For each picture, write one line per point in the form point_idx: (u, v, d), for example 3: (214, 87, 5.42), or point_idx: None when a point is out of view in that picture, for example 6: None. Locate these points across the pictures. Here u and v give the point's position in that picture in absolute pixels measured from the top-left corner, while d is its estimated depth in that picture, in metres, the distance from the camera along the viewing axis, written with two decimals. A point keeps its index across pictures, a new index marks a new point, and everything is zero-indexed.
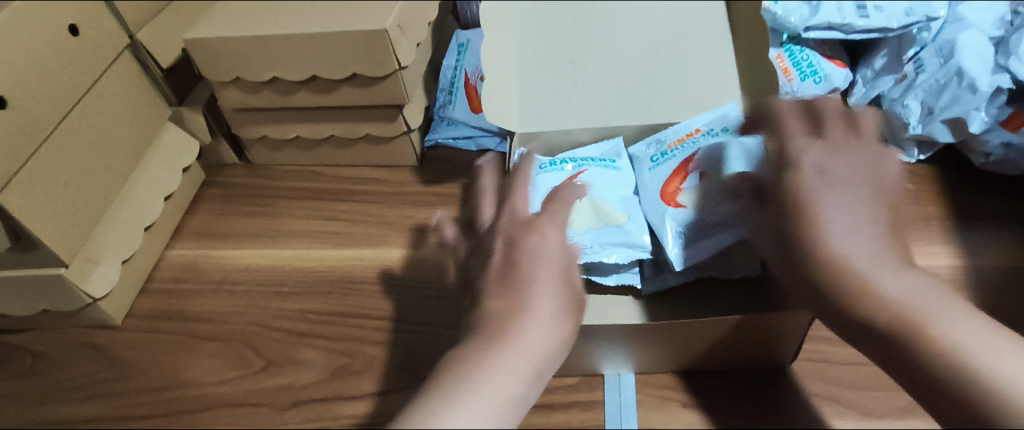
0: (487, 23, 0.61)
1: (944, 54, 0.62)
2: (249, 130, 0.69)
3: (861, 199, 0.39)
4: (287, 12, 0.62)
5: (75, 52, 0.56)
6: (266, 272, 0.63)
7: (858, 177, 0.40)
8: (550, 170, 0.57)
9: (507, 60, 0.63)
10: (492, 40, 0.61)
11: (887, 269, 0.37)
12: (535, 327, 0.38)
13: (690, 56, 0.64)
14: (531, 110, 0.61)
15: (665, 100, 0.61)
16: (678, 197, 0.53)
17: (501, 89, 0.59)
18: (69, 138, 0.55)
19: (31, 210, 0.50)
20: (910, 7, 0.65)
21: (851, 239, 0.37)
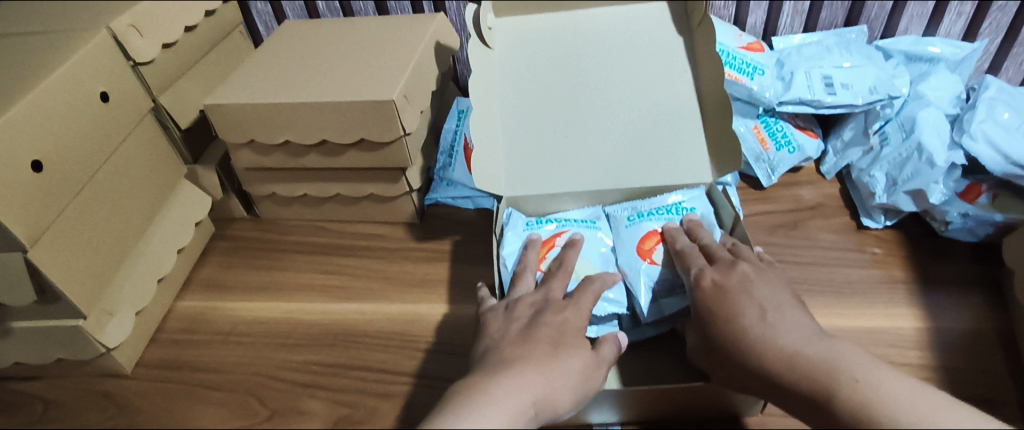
0: (477, 93, 0.63)
1: (906, 129, 0.67)
2: (260, 188, 0.74)
3: (780, 295, 0.47)
4: (301, 81, 0.67)
5: (108, 117, 0.60)
6: (272, 324, 0.66)
7: (776, 279, 0.49)
8: (536, 228, 0.61)
9: (494, 131, 0.65)
10: (480, 110, 0.63)
11: (813, 344, 0.43)
12: (540, 371, 0.44)
13: (664, 121, 0.66)
14: (519, 173, 0.65)
15: (644, 163, 0.66)
16: (653, 254, 0.58)
17: (490, 160, 0.64)
18: (96, 196, 0.58)
19: (56, 265, 0.53)
20: (875, 84, 0.70)
21: (777, 324, 0.45)
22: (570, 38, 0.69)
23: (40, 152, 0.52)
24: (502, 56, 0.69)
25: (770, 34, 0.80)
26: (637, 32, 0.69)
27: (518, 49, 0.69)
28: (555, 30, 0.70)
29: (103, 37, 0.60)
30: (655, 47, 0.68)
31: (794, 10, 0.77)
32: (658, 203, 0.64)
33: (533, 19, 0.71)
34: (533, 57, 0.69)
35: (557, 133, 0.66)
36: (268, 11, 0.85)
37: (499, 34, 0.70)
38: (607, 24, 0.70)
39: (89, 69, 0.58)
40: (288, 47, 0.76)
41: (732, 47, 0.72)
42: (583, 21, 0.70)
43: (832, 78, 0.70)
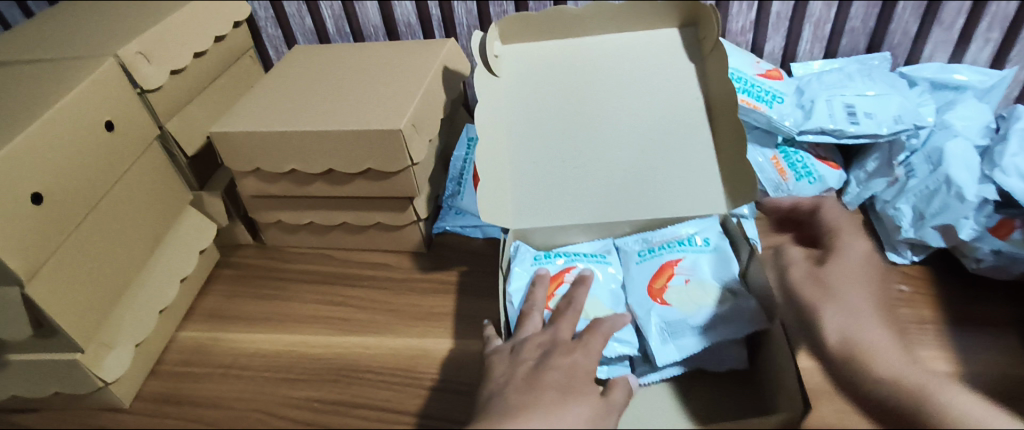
0: (482, 121, 0.62)
1: (933, 161, 0.65)
2: (266, 215, 0.73)
3: (865, 310, 0.54)
4: (309, 109, 0.66)
5: (112, 146, 0.59)
6: (274, 357, 0.64)
7: (860, 303, 0.55)
8: (544, 262, 0.59)
9: (501, 164, 0.64)
10: (488, 142, 0.62)
11: (902, 359, 0.50)
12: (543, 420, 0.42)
13: (676, 150, 0.64)
14: (528, 205, 0.64)
15: (656, 194, 0.63)
16: (664, 294, 0.56)
17: (497, 194, 0.62)
18: (98, 226, 0.57)
19: (54, 299, 0.51)
20: (900, 114, 0.67)
21: (872, 331, 0.52)
22: (581, 66, 0.67)
23: (41, 184, 0.51)
24: (512, 85, 0.67)
25: (789, 60, 0.78)
26: (648, 59, 0.67)
27: (527, 77, 0.68)
28: (567, 59, 0.68)
29: (110, 65, 0.59)
30: (667, 74, 0.66)
31: (814, 37, 0.75)
32: (671, 236, 0.61)
33: (544, 46, 0.69)
34: (543, 86, 0.67)
35: (567, 163, 0.64)
36: (279, 36, 0.84)
37: (506, 63, 0.68)
38: (618, 51, 0.67)
39: (94, 98, 0.57)
40: (298, 73, 0.75)
41: (749, 74, 0.70)
42: (593, 47, 0.68)
43: (854, 108, 0.68)
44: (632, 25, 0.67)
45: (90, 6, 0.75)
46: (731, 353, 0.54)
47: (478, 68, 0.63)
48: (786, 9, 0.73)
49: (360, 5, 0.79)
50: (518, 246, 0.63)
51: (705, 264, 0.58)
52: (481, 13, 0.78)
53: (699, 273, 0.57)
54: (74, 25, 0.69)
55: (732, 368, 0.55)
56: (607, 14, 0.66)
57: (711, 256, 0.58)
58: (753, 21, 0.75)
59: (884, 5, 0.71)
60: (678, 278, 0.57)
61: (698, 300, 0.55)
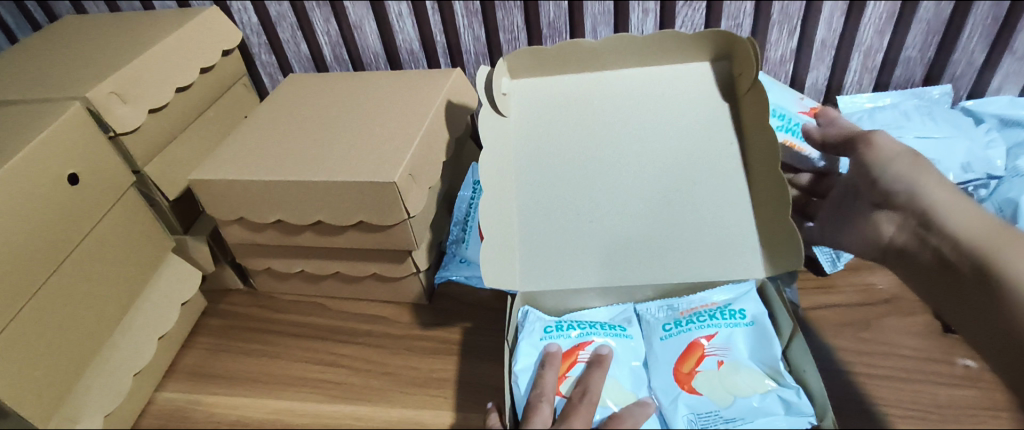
0: (488, 168, 0.55)
1: (1004, 217, 0.57)
2: (254, 262, 0.67)
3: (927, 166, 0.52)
4: (297, 152, 0.60)
5: (77, 200, 0.54)
6: (257, 427, 0.59)
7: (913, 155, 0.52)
8: (556, 335, 0.54)
9: (506, 216, 0.57)
10: (492, 193, 0.55)
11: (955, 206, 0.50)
12: None
13: (705, 203, 0.56)
14: (538, 264, 0.57)
15: (684, 252, 0.56)
16: (692, 380, 0.49)
17: (502, 252, 0.55)
18: (60, 289, 0.52)
19: (3, 380, 0.46)
20: (969, 160, 0.61)
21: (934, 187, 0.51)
22: (598, 104, 0.60)
23: None
24: (524, 126, 0.60)
25: (834, 92, 0.70)
26: (676, 97, 0.59)
27: (540, 117, 0.61)
28: (582, 95, 0.61)
29: (75, 110, 0.54)
30: (696, 115, 0.58)
31: (863, 67, 0.67)
32: (700, 305, 0.54)
33: (557, 81, 0.62)
34: (556, 126, 0.60)
35: (581, 215, 0.58)
36: (273, 62, 0.78)
37: (517, 101, 0.61)
38: (641, 88, 0.60)
39: (56, 149, 0.52)
40: (290, 107, 0.69)
41: (787, 113, 0.64)
42: (613, 83, 0.61)
43: (918, 153, 0.61)
44: (656, 59, 0.60)
45: (70, 36, 0.69)
46: None
47: (483, 110, 0.56)
48: (832, 37, 0.65)
49: (358, 31, 0.73)
50: (526, 311, 0.57)
51: (738, 341, 0.51)
52: (490, 40, 0.71)
53: (734, 353, 0.50)
54: (49, 60, 0.64)
55: None
56: (628, 46, 0.59)
57: (747, 332, 0.51)
58: (794, 50, 0.66)
59: (945, 33, 0.62)
60: (708, 362, 0.50)
61: (734, 389, 0.48)
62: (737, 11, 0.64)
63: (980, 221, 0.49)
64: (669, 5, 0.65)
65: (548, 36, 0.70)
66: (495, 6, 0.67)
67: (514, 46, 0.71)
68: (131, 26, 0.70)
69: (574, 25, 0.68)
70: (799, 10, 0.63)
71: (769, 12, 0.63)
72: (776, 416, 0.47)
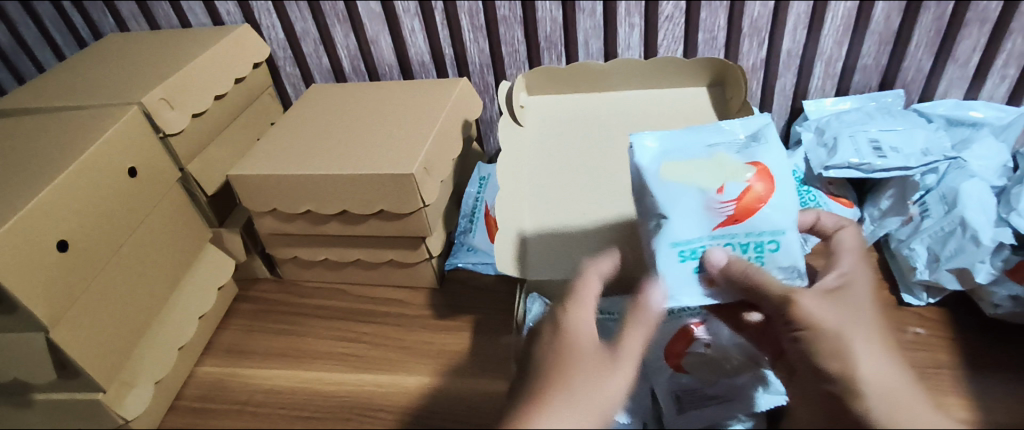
0: (507, 150, 0.64)
1: (948, 202, 0.64)
2: (282, 251, 0.74)
3: (864, 328, 0.47)
4: (323, 151, 0.68)
5: (133, 192, 0.61)
6: (289, 395, 0.66)
7: (864, 317, 0.47)
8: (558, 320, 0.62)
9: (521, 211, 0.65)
10: (507, 177, 0.63)
11: (870, 358, 0.45)
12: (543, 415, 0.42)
13: None
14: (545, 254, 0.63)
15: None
16: (681, 361, 0.56)
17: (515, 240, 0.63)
18: (120, 269, 0.60)
19: (78, 342, 0.54)
20: (927, 147, 0.67)
21: (865, 355, 0.45)
22: (604, 117, 0.69)
23: (65, 231, 0.53)
24: (536, 132, 0.69)
25: (800, 97, 0.78)
26: (673, 112, 0.67)
27: (551, 125, 0.69)
28: (589, 110, 0.70)
29: (133, 113, 0.62)
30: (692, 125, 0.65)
31: (826, 74, 0.75)
32: None
33: (567, 98, 0.71)
34: (566, 132, 0.69)
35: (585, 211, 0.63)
36: (297, 74, 0.86)
37: (531, 112, 0.71)
38: (643, 106, 0.69)
39: (118, 147, 0.60)
40: (315, 113, 0.77)
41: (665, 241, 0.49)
42: (619, 101, 0.70)
43: (880, 143, 0.68)
44: (659, 82, 0.69)
45: (117, 51, 0.78)
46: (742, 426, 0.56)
47: (501, 119, 0.65)
48: (797, 48, 0.73)
49: (375, 45, 0.81)
50: (535, 298, 0.64)
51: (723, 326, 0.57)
52: (493, 53, 0.79)
53: (720, 337, 0.57)
54: (102, 72, 0.72)
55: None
56: (633, 70, 0.68)
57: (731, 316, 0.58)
58: (764, 59, 0.75)
59: (895, 43, 0.71)
60: (697, 344, 0.57)
61: (716, 371, 0.56)
62: (712, 24, 0.72)
63: (907, 399, 0.44)
64: (652, 20, 0.73)
65: (545, 49, 0.78)
66: (498, 22, 0.76)
67: (515, 58, 0.79)
68: (171, 41, 0.78)
69: (569, 39, 0.76)
70: (767, 23, 0.71)
71: (740, 25, 0.72)
72: (754, 395, 0.55)
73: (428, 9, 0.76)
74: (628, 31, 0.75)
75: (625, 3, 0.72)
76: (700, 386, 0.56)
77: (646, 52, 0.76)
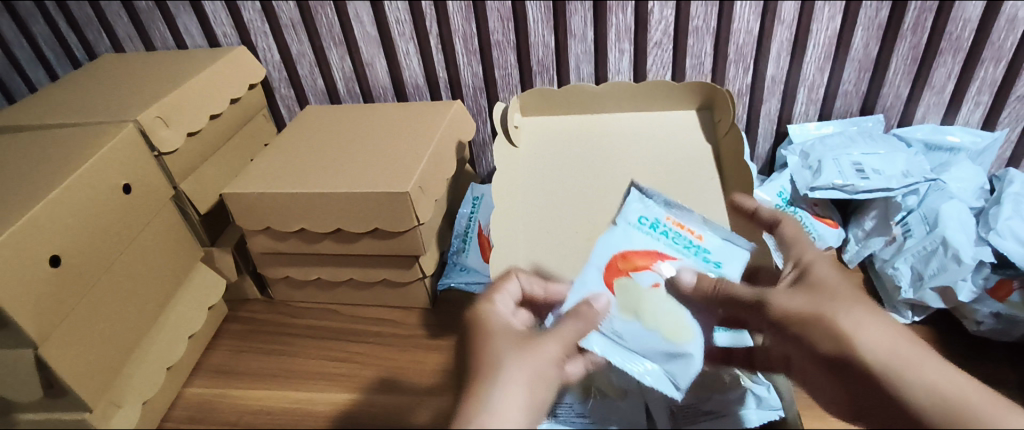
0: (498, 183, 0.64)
1: (930, 222, 0.66)
2: (274, 270, 0.74)
3: (846, 301, 0.52)
4: (318, 170, 0.69)
5: (126, 208, 0.61)
6: (279, 416, 0.65)
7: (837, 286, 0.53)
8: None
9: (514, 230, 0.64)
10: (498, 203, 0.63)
11: (866, 326, 0.50)
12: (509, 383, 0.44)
13: None
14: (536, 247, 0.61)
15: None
16: None
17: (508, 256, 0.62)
18: (110, 286, 0.59)
19: (64, 359, 0.53)
20: (908, 169, 0.70)
21: (860, 327, 0.50)
22: (594, 135, 0.70)
23: (57, 247, 0.53)
24: (532, 152, 0.70)
25: (785, 121, 0.80)
26: (663, 133, 0.69)
27: (545, 146, 0.70)
28: (580, 129, 0.71)
29: (129, 130, 0.62)
30: (682, 146, 0.67)
31: (809, 99, 0.77)
32: None
33: (562, 120, 0.73)
34: (556, 151, 0.69)
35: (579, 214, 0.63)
36: (291, 96, 0.87)
37: (526, 133, 0.72)
38: (635, 125, 0.70)
39: (114, 163, 0.60)
40: (309, 133, 0.77)
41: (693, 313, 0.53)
42: (611, 122, 0.72)
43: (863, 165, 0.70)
44: (648, 106, 0.71)
45: (113, 71, 0.78)
46: None
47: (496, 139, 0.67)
48: (780, 74, 0.75)
49: (370, 68, 0.82)
50: None
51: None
52: (487, 76, 0.81)
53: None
54: (99, 91, 0.73)
55: None
56: (626, 93, 0.70)
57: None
58: (749, 85, 0.77)
59: (874, 70, 0.73)
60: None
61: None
62: (699, 51, 0.75)
63: (884, 338, 0.50)
64: (641, 46, 0.75)
65: (538, 73, 0.80)
66: (492, 46, 0.78)
67: (508, 81, 0.81)
68: (168, 62, 0.79)
69: (561, 63, 0.78)
70: (751, 49, 0.74)
71: (726, 52, 0.74)
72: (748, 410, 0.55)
73: (424, 32, 0.78)
74: (618, 57, 0.77)
75: (615, 29, 0.74)
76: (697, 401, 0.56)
77: (636, 76, 0.78)
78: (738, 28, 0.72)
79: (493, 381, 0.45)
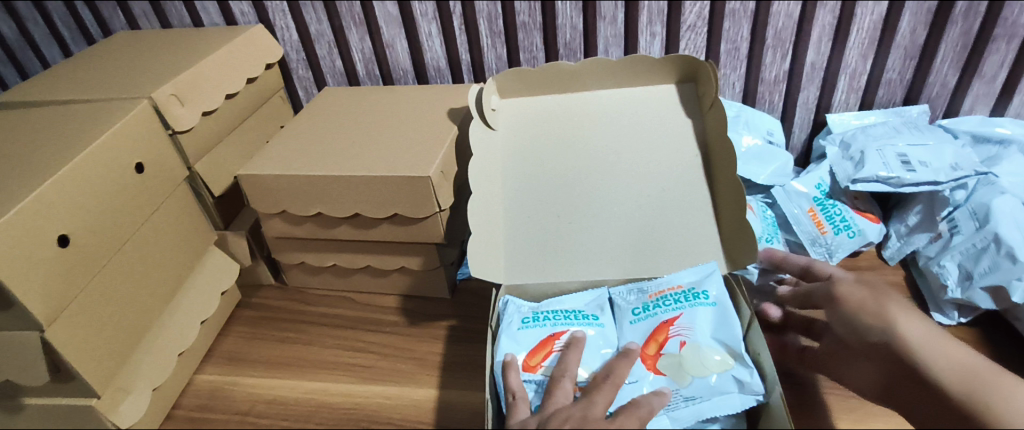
0: (476, 178, 0.62)
1: (979, 218, 0.61)
2: (289, 256, 0.72)
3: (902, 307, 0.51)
4: (337, 153, 0.66)
5: (138, 187, 0.59)
6: (292, 405, 0.63)
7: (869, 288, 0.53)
8: (532, 326, 0.57)
9: (492, 218, 0.63)
10: (479, 209, 0.61)
11: (911, 323, 0.51)
12: None
13: (675, 208, 0.62)
14: (518, 259, 0.62)
15: (657, 251, 0.61)
16: (660, 362, 0.53)
17: (487, 243, 0.61)
18: (121, 267, 0.57)
19: (73, 343, 0.51)
20: (957, 161, 0.66)
21: (915, 329, 0.50)
22: (574, 120, 0.68)
23: (68, 226, 0.51)
24: (510, 139, 0.68)
25: (822, 110, 0.76)
26: (645, 114, 0.67)
27: (523, 129, 0.68)
28: (564, 113, 0.69)
29: (143, 107, 0.60)
30: (665, 130, 0.66)
31: (850, 87, 0.74)
32: (667, 288, 0.57)
33: (545, 100, 0.70)
34: (532, 138, 0.67)
35: (562, 219, 0.63)
36: (309, 77, 0.85)
37: (504, 115, 0.70)
38: (618, 104, 0.68)
39: (126, 141, 0.57)
40: (327, 115, 0.75)
41: (721, 326, 0.53)
42: (593, 101, 0.69)
43: (908, 156, 0.67)
44: (628, 82, 0.68)
45: (127, 48, 0.76)
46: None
47: (473, 123, 0.64)
48: (820, 60, 0.72)
49: (390, 49, 0.80)
50: (508, 301, 0.60)
51: (703, 321, 0.54)
52: (511, 58, 0.78)
53: (697, 333, 0.53)
54: (113, 67, 0.70)
55: None
56: (608, 71, 0.67)
57: (710, 311, 0.54)
58: (786, 72, 0.73)
59: (921, 58, 0.69)
60: (671, 344, 0.53)
61: (694, 370, 0.51)
62: (735, 34, 0.71)
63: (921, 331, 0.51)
64: (674, 29, 0.72)
65: (565, 56, 0.77)
66: (517, 28, 0.74)
67: (533, 64, 0.78)
68: (181, 41, 0.76)
69: (589, 46, 0.75)
70: (791, 33, 0.70)
71: (764, 36, 0.71)
72: (730, 394, 0.51)
73: (447, 12, 0.75)
74: (649, 41, 0.74)
75: (648, 11, 0.71)
76: (675, 386, 0.52)
77: None
78: (778, 10, 0.68)
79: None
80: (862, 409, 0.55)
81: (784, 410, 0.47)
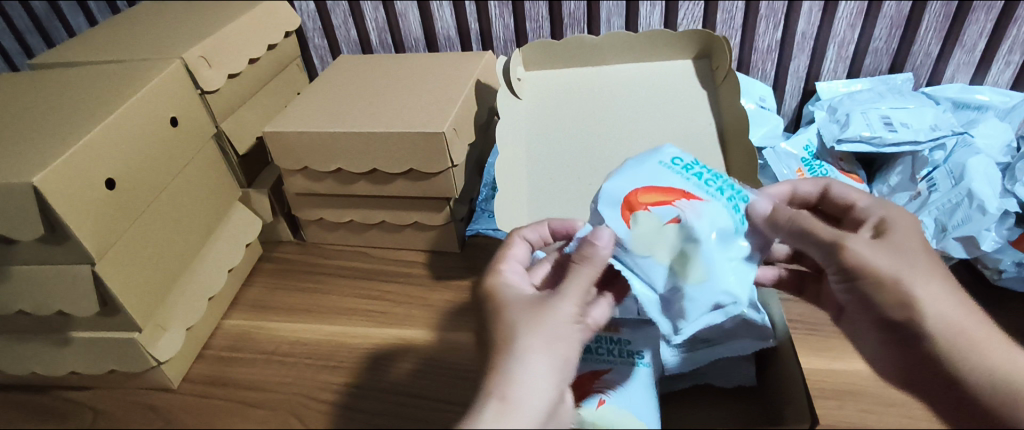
0: (503, 139, 0.66)
1: (955, 176, 0.66)
2: (309, 212, 0.76)
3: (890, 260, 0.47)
4: (354, 113, 0.71)
5: (172, 140, 0.63)
6: (314, 346, 0.67)
7: (894, 249, 0.48)
8: None
9: (515, 177, 0.66)
10: (503, 164, 0.64)
11: (924, 282, 0.48)
12: (533, 371, 0.42)
13: None
14: (540, 216, 0.64)
15: None
16: None
17: (510, 197, 0.64)
18: (158, 214, 0.61)
19: (119, 278, 0.56)
20: (936, 123, 0.71)
21: (880, 258, 0.47)
22: (595, 91, 0.72)
23: (112, 171, 0.55)
24: (532, 106, 0.72)
25: (813, 79, 0.81)
26: (661, 86, 0.71)
27: (545, 97, 0.73)
28: (583, 83, 0.73)
29: (176, 66, 0.64)
30: (681, 100, 0.69)
31: (838, 56, 0.78)
32: None
33: (565, 72, 0.75)
34: (554, 108, 0.72)
35: (583, 182, 0.65)
36: (324, 46, 0.89)
37: (529, 85, 0.74)
38: (636, 77, 0.72)
39: (162, 97, 0.62)
40: (343, 80, 0.79)
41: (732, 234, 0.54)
42: (612, 74, 0.73)
43: (891, 119, 0.71)
44: (647, 57, 0.73)
45: (153, 16, 0.80)
46: (741, 371, 0.56)
47: (501, 89, 0.69)
48: (811, 30, 0.76)
49: (403, 18, 0.84)
50: None
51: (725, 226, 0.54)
52: (518, 28, 0.82)
53: None
54: (143, 33, 0.75)
55: (739, 385, 0.56)
56: (626, 45, 0.72)
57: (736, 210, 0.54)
58: (779, 41, 0.78)
59: (906, 28, 0.74)
60: None
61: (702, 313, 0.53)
62: (731, 5, 0.75)
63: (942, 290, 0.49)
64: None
65: (568, 26, 0.81)
66: None
67: (539, 34, 0.82)
68: (205, 10, 0.80)
69: (592, 16, 0.79)
70: (783, 4, 0.74)
71: (758, 7, 0.75)
72: (742, 336, 0.54)
73: None
74: (649, 11, 0.78)
75: None
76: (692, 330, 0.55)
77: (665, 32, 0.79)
78: None
79: (510, 359, 0.42)
80: (841, 348, 0.60)
81: (790, 340, 0.53)
